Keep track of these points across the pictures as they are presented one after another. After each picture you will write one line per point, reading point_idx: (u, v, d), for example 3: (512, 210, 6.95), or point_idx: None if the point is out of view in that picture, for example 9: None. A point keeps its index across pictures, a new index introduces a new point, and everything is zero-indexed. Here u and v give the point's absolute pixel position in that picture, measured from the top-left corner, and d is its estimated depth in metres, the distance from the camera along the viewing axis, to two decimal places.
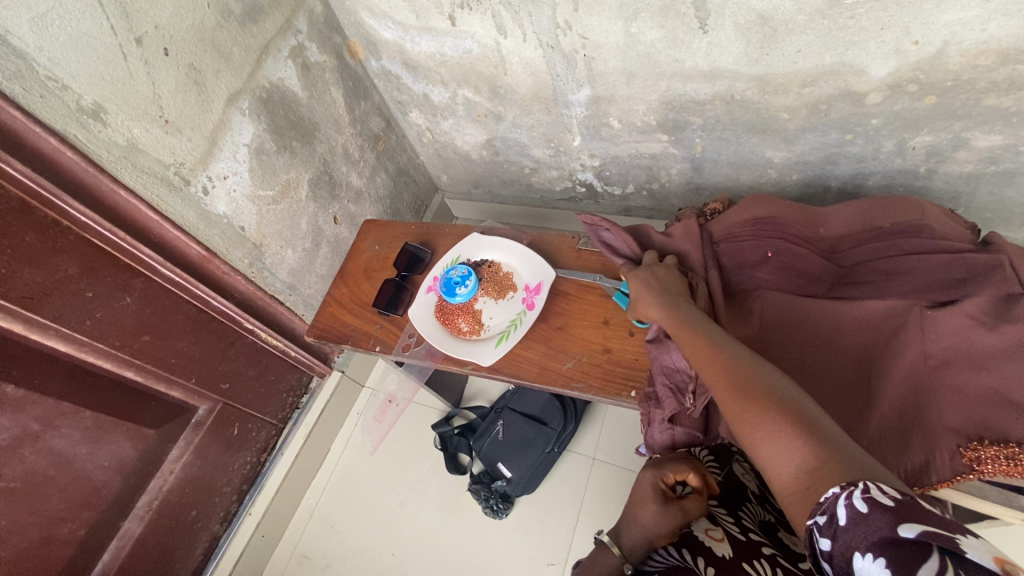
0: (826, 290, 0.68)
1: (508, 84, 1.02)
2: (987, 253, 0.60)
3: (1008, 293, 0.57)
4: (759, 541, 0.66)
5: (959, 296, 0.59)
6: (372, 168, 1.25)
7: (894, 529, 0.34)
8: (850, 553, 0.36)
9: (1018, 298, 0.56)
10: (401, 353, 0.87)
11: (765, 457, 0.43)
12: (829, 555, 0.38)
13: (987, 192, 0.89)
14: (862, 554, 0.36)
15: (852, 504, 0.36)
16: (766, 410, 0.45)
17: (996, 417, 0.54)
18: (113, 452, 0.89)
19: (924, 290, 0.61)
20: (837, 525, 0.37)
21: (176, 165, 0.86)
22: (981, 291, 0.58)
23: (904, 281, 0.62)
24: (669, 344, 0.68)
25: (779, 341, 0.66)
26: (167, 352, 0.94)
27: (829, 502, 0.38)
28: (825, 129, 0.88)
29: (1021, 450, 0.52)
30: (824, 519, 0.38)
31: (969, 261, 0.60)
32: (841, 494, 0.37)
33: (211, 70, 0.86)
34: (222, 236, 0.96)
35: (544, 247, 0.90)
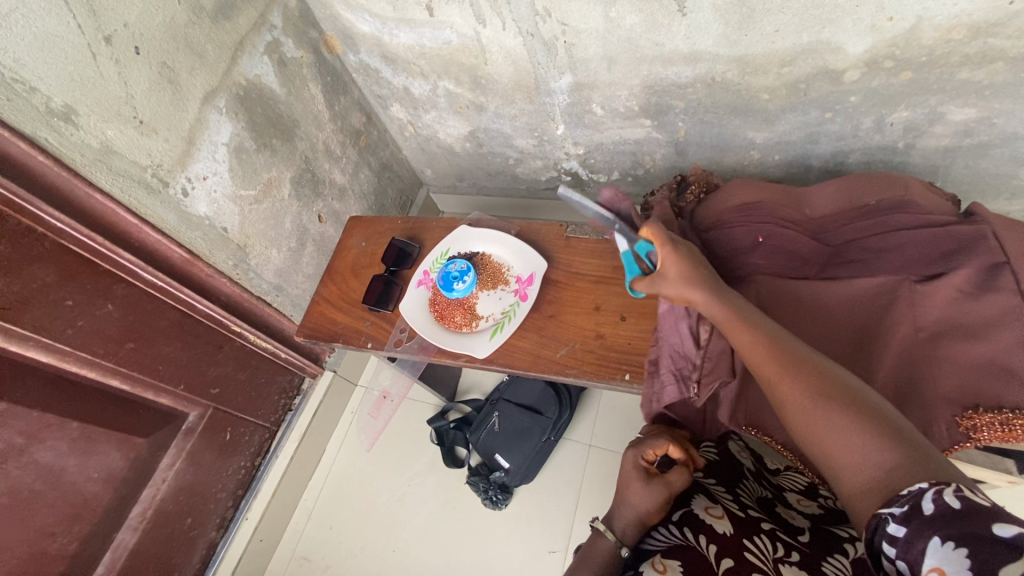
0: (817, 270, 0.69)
1: (489, 74, 1.02)
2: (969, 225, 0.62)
3: (993, 263, 0.59)
4: (758, 517, 0.68)
5: (947, 270, 0.60)
6: (354, 164, 1.23)
7: (989, 528, 0.35)
8: (929, 543, 0.37)
9: (1002, 267, 0.59)
10: (394, 349, 0.87)
11: (838, 452, 0.43)
12: (898, 544, 0.39)
13: (963, 165, 0.91)
14: (942, 544, 0.36)
15: (941, 499, 0.37)
16: (835, 402, 0.45)
17: (988, 385, 0.56)
18: (103, 463, 0.87)
19: (914, 264, 0.62)
20: (919, 516, 0.38)
21: (153, 167, 0.84)
22: (968, 263, 0.60)
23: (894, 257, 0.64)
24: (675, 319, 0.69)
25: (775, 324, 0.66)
26: (154, 359, 0.92)
27: (912, 494, 0.39)
28: (805, 108, 0.90)
29: (1016, 415, 0.55)
30: (904, 509, 0.39)
31: (953, 235, 0.62)
32: (929, 489, 0.38)
33: (184, 68, 0.84)
34: (205, 238, 0.95)
35: (533, 237, 0.90)
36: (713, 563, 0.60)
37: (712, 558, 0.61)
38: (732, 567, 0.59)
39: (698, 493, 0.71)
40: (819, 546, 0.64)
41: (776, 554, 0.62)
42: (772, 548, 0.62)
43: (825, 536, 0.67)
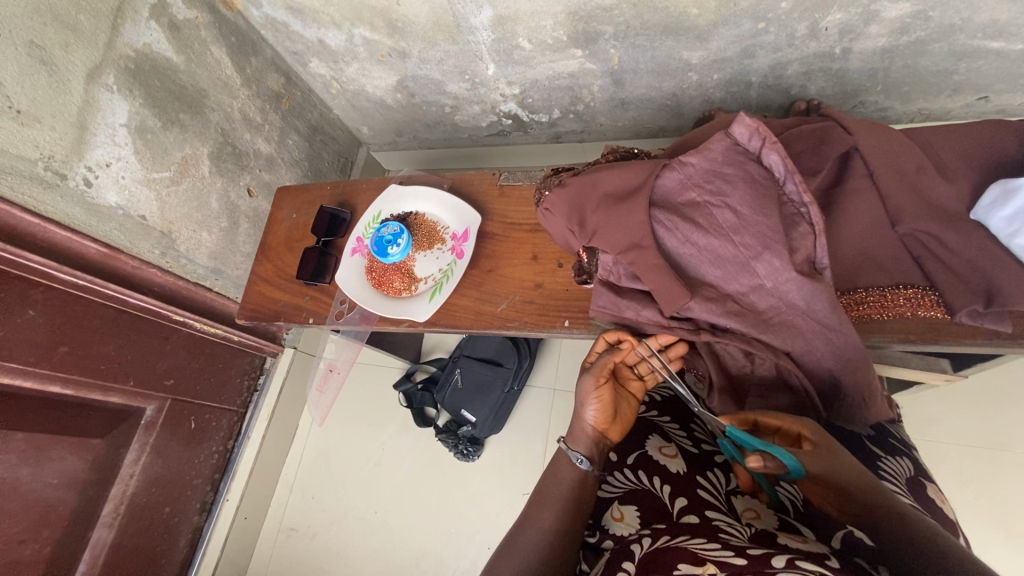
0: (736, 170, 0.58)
1: (405, 15, 0.93)
2: (820, 122, 0.66)
3: (847, 150, 0.63)
4: (710, 451, 0.70)
5: (821, 161, 0.63)
6: (280, 131, 1.15)
7: None
8: None
9: (852, 154, 0.63)
10: (336, 322, 0.85)
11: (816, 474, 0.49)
12: None
13: (902, 65, 0.88)
14: None
15: None
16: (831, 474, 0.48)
17: (873, 246, 0.61)
18: (61, 468, 0.84)
19: (813, 169, 0.63)
20: None
21: (44, 159, 0.78)
22: (830, 153, 0.63)
23: (810, 156, 0.63)
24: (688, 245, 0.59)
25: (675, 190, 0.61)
26: (95, 359, 0.90)
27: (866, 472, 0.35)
28: (737, 20, 0.84)
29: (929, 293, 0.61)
30: None
31: (810, 132, 0.65)
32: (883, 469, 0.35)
33: (57, 44, 0.77)
34: (122, 229, 0.91)
35: (466, 190, 0.87)
36: (668, 502, 0.61)
37: (666, 498, 0.62)
38: (686, 504, 0.60)
39: (652, 434, 0.73)
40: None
41: (728, 486, 0.64)
42: (725, 481, 0.65)
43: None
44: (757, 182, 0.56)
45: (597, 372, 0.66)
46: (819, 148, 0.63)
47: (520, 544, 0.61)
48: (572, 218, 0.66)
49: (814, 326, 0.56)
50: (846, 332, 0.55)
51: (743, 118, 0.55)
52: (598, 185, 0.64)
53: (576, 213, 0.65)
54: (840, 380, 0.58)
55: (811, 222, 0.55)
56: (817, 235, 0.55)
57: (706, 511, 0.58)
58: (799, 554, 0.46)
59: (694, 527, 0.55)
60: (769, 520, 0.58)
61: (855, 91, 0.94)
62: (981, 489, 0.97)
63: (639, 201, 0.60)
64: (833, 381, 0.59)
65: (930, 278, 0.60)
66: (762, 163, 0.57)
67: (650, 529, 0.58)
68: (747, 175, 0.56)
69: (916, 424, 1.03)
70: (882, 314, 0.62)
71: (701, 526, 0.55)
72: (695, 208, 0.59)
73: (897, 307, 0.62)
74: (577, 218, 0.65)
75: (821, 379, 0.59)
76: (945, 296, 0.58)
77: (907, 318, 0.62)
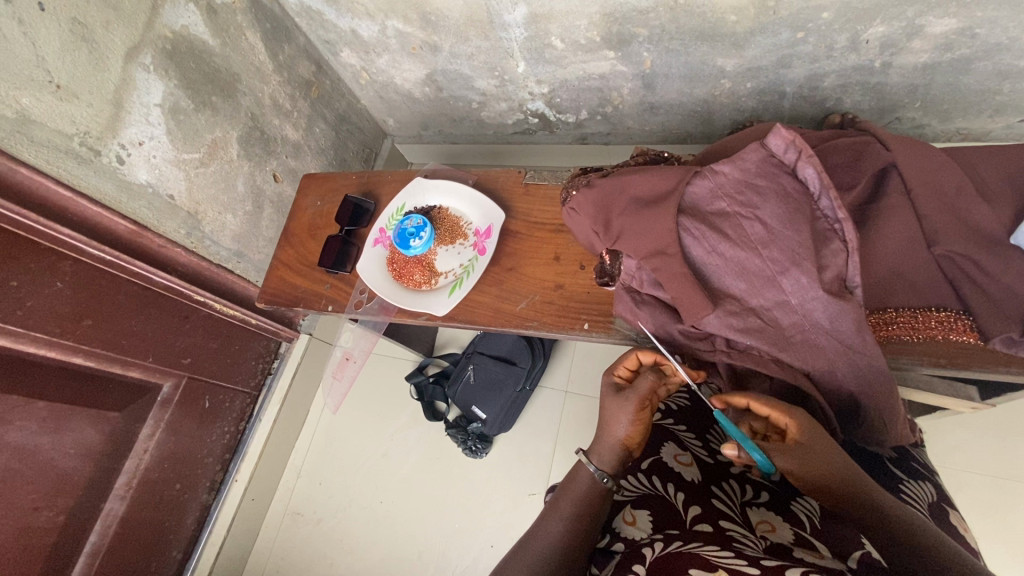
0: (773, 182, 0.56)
1: (438, 9, 0.93)
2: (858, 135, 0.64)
3: (885, 166, 0.61)
4: (726, 462, 0.69)
5: (857, 177, 0.62)
6: (308, 118, 1.16)
7: None
8: None
9: (890, 171, 0.61)
10: (355, 311, 0.86)
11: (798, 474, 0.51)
12: None
13: (943, 82, 0.86)
14: None
15: None
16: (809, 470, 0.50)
17: (906, 266, 0.60)
18: (78, 439, 0.86)
19: (848, 184, 0.62)
20: None
21: (80, 135, 0.79)
22: (868, 168, 0.61)
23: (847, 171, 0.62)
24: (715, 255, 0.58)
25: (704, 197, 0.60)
26: (116, 333, 0.91)
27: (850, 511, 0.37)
28: (775, 29, 0.83)
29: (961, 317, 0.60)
30: None
31: (847, 146, 0.64)
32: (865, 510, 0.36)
33: (98, 22, 0.78)
34: (151, 207, 0.92)
35: (490, 187, 0.86)
36: (681, 510, 0.61)
37: (680, 505, 0.62)
38: (699, 513, 0.60)
39: (667, 440, 0.72)
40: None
41: (744, 496, 0.64)
42: (741, 492, 0.64)
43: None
44: (790, 194, 0.55)
45: (640, 397, 0.62)
46: (855, 164, 0.63)
47: (530, 544, 0.61)
48: (598, 218, 0.65)
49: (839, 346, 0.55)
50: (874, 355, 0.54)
51: (780, 130, 0.54)
52: (626, 189, 0.63)
53: (603, 213, 0.65)
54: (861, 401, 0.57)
55: (845, 238, 0.54)
56: (849, 253, 0.53)
57: (720, 522, 0.58)
58: (813, 568, 0.46)
59: (706, 535, 0.55)
60: (785, 533, 0.57)
61: (892, 107, 0.92)
62: (997, 519, 0.95)
63: (666, 207, 0.59)
64: (852, 401, 0.58)
65: (965, 301, 0.59)
66: (796, 176, 0.56)
67: (662, 534, 0.57)
68: (779, 189, 0.56)
69: (937, 450, 1.01)
70: (912, 336, 0.61)
71: (714, 535, 0.55)
72: (725, 218, 0.58)
73: (925, 330, 0.61)
74: (603, 219, 0.65)
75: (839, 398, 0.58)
76: (981, 321, 0.57)
77: (937, 341, 0.61)
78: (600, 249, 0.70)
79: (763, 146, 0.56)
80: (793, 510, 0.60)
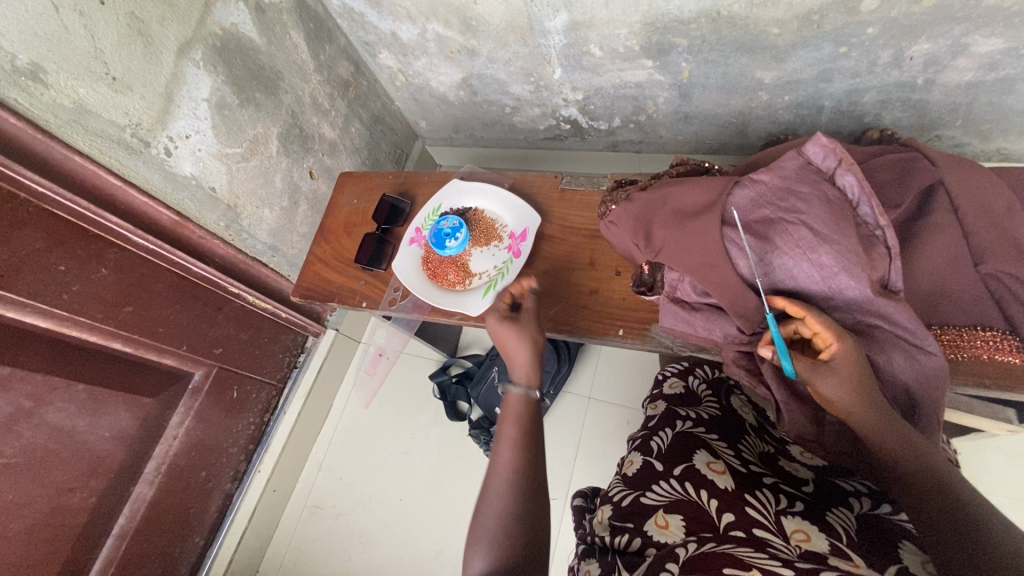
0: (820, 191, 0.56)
1: (480, 14, 0.95)
2: (904, 151, 0.64)
3: (935, 182, 0.60)
4: (759, 472, 0.68)
5: (906, 192, 0.61)
6: (344, 118, 1.18)
7: None
8: None
9: (939, 187, 0.60)
10: (388, 308, 0.87)
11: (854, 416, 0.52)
12: None
13: (986, 102, 0.85)
14: None
15: None
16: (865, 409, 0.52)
17: (953, 284, 0.59)
18: (113, 422, 0.88)
19: (897, 200, 0.61)
20: None
21: (131, 126, 0.82)
22: (916, 184, 0.61)
23: (895, 187, 0.61)
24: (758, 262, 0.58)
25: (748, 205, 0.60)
26: (153, 321, 0.93)
27: None
28: (818, 43, 0.83)
29: (1010, 336, 0.59)
30: None
31: (895, 162, 0.63)
32: None
33: (154, 18, 0.80)
34: (193, 199, 0.94)
35: (527, 190, 0.87)
36: (713, 516, 0.60)
37: (713, 511, 0.61)
38: (732, 520, 0.58)
39: (698, 449, 0.72)
40: (824, 497, 0.64)
41: (779, 506, 0.61)
42: (774, 501, 0.62)
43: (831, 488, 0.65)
44: (839, 205, 0.55)
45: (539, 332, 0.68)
46: (902, 179, 0.61)
47: None
48: (638, 228, 0.65)
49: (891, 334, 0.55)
50: (931, 350, 0.53)
51: (820, 138, 0.55)
52: (667, 202, 0.63)
53: (643, 224, 0.64)
54: (918, 398, 0.55)
55: (887, 245, 0.54)
56: (892, 258, 0.54)
57: (753, 529, 0.56)
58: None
59: (741, 540, 0.54)
60: (820, 543, 0.54)
61: (932, 124, 0.92)
62: None
63: (710, 217, 0.59)
64: (908, 402, 0.56)
65: (1011, 321, 0.58)
66: (835, 184, 0.56)
67: (696, 536, 0.57)
68: (821, 196, 0.55)
69: (966, 474, 1.00)
70: (957, 355, 0.60)
71: (749, 541, 0.54)
72: (768, 225, 0.58)
73: (972, 348, 0.60)
74: (643, 230, 0.64)
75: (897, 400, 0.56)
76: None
77: (984, 359, 0.60)
78: (638, 260, 0.70)
79: (801, 154, 0.57)
80: (829, 522, 0.58)
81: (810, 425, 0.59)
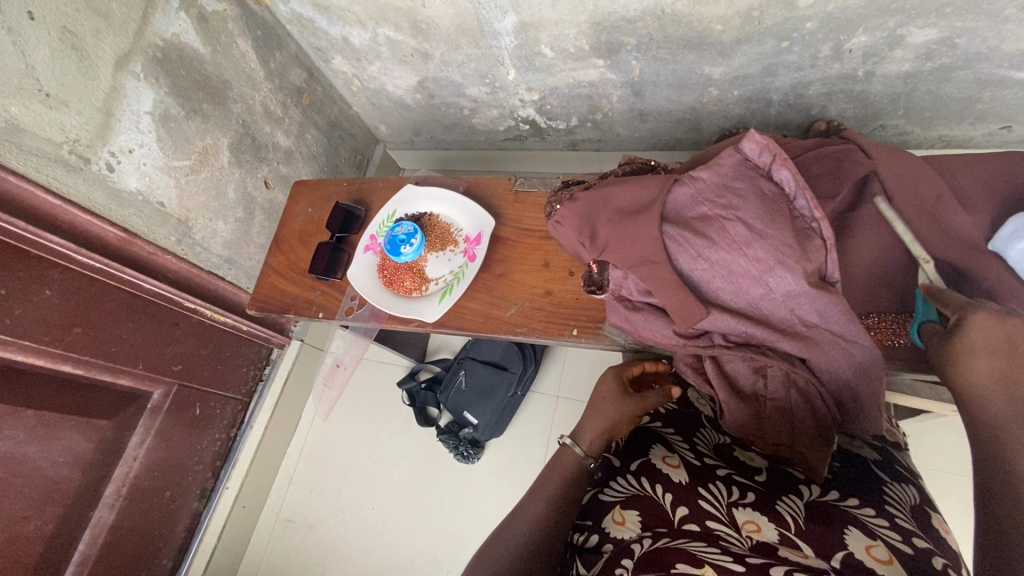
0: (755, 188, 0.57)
1: (429, 17, 0.94)
2: (840, 143, 0.65)
3: (868, 174, 0.62)
4: (713, 464, 0.69)
5: (841, 184, 0.62)
6: (299, 125, 1.16)
7: None
8: None
9: (872, 179, 0.62)
10: (345, 317, 0.86)
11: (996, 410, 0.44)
12: None
13: (925, 91, 0.87)
14: None
15: None
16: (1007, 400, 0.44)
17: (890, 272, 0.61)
18: (67, 447, 0.85)
19: (833, 192, 0.62)
20: None
21: (69, 143, 0.80)
22: (851, 176, 0.62)
23: (830, 179, 0.63)
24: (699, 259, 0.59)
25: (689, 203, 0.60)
26: (106, 341, 0.90)
27: None
28: (761, 38, 0.84)
29: None
30: None
31: (831, 154, 0.64)
32: None
33: (88, 30, 0.78)
34: (140, 214, 0.92)
35: (481, 193, 0.87)
36: (668, 510, 0.61)
37: (667, 506, 0.61)
38: (687, 513, 0.59)
39: (655, 444, 0.72)
40: (775, 486, 0.65)
41: (730, 498, 0.62)
42: (727, 493, 0.63)
43: (782, 477, 0.67)
44: (774, 199, 0.56)
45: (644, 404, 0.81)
46: (837, 172, 0.63)
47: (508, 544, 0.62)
48: (582, 226, 0.66)
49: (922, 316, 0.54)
50: (866, 343, 0.56)
51: (753, 134, 0.56)
52: (610, 200, 0.64)
53: (587, 222, 0.65)
54: (857, 390, 0.59)
55: (823, 237, 0.55)
56: (829, 249, 0.55)
57: (707, 521, 0.58)
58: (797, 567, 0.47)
59: (694, 534, 0.56)
60: (770, 534, 0.56)
61: (875, 114, 0.94)
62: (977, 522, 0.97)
63: (649, 216, 0.60)
64: (849, 389, 0.59)
65: None
66: (772, 179, 0.57)
67: (651, 532, 0.58)
68: (757, 191, 0.57)
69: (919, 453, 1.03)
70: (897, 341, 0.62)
71: (702, 535, 0.55)
72: (707, 222, 0.58)
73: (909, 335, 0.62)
74: (587, 228, 0.65)
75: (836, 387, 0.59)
76: None
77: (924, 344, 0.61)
78: (586, 259, 0.70)
79: (738, 151, 0.58)
80: (777, 511, 0.60)
81: (750, 419, 0.66)
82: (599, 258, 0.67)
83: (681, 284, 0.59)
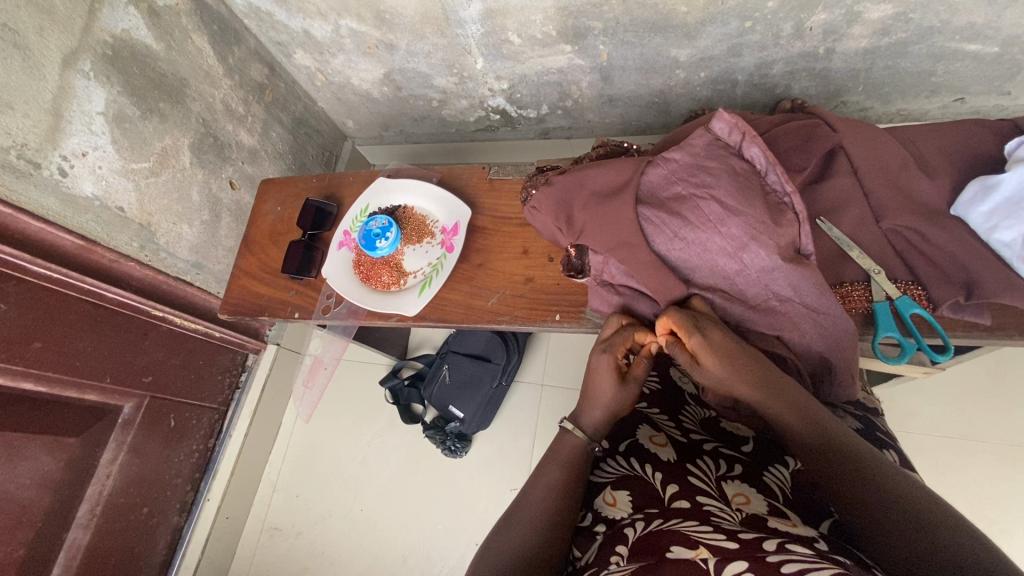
0: (728, 166, 0.57)
1: (393, 7, 0.91)
2: (806, 118, 0.66)
3: (834, 147, 0.63)
4: (700, 440, 0.70)
5: (810, 159, 0.63)
6: (263, 123, 1.13)
7: None
8: None
9: (839, 151, 0.63)
10: (323, 316, 0.85)
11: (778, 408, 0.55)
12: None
13: (883, 66, 0.90)
14: None
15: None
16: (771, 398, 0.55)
17: (864, 242, 0.62)
18: (34, 468, 0.80)
19: (802, 167, 0.63)
20: None
21: (17, 147, 0.75)
22: (819, 149, 0.63)
23: (799, 153, 0.64)
24: (676, 238, 0.60)
25: (663, 183, 0.60)
26: (70, 354, 0.86)
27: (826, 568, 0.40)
28: (724, 19, 0.84)
29: (918, 287, 0.61)
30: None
31: (798, 129, 0.65)
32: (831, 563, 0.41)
33: (31, 28, 0.74)
34: (99, 221, 0.88)
35: (454, 183, 0.86)
36: (659, 488, 0.61)
37: (658, 484, 0.62)
38: (677, 491, 0.60)
39: (642, 425, 0.73)
40: (761, 456, 0.67)
41: (719, 471, 0.63)
42: (715, 468, 0.64)
43: (767, 447, 0.68)
44: (745, 176, 0.57)
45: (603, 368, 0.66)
46: (806, 145, 0.64)
47: (498, 538, 0.61)
48: (559, 210, 0.65)
49: (886, 303, 0.60)
50: (837, 314, 0.57)
51: (722, 113, 0.56)
52: (584, 183, 0.64)
53: (564, 207, 0.65)
54: (831, 361, 0.59)
55: (795, 211, 0.55)
56: (801, 223, 0.56)
57: (698, 497, 0.58)
58: (787, 538, 0.47)
59: (686, 512, 0.55)
60: (759, 505, 0.57)
61: (837, 91, 0.96)
62: (943, 481, 1.03)
63: (623, 197, 0.60)
64: (821, 361, 0.60)
65: (915, 273, 0.61)
66: (743, 157, 0.58)
67: (643, 513, 0.58)
68: (729, 168, 0.57)
69: (890, 419, 1.08)
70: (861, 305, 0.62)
71: (693, 511, 0.55)
72: (681, 201, 0.59)
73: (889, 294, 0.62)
74: (565, 214, 0.65)
75: (812, 361, 0.60)
76: (930, 290, 0.60)
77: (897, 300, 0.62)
78: (564, 244, 0.70)
79: (709, 130, 0.58)
80: (766, 483, 0.62)
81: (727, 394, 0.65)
82: (577, 242, 0.67)
83: (657, 263, 0.60)
